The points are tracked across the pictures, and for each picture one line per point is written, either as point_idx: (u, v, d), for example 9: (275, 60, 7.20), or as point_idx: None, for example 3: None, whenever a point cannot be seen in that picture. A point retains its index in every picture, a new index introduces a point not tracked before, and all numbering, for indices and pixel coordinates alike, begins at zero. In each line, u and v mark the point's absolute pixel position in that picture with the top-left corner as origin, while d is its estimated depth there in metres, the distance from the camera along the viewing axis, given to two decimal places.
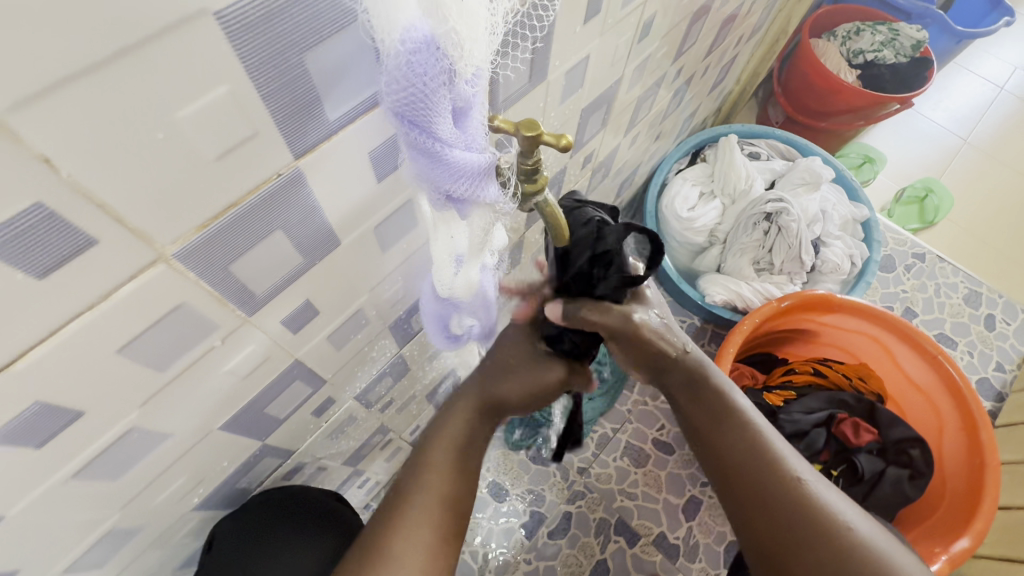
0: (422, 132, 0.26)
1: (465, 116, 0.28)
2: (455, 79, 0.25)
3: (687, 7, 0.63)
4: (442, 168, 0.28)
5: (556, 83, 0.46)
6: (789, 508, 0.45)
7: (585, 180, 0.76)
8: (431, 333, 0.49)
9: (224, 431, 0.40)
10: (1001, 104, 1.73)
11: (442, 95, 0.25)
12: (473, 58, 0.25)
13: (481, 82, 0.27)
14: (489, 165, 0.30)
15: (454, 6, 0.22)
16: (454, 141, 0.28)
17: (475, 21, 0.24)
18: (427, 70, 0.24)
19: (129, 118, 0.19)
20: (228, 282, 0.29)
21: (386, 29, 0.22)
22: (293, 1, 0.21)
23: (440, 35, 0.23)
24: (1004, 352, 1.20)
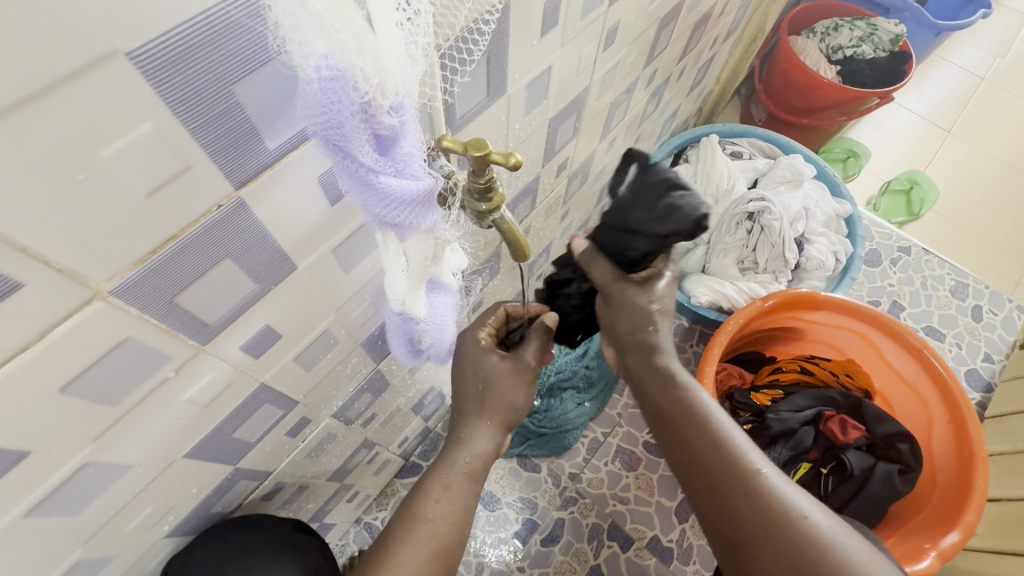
0: (342, 159, 0.26)
1: (394, 146, 0.28)
2: (373, 112, 0.25)
3: (654, 13, 0.63)
4: (373, 195, 0.28)
5: (517, 96, 0.46)
6: (746, 500, 0.45)
7: (562, 187, 0.76)
8: (394, 346, 0.49)
9: (191, 458, 0.40)
10: (983, 94, 1.74)
11: (358, 125, 0.25)
12: (391, 91, 0.25)
13: (408, 110, 0.27)
14: (427, 192, 0.30)
15: (357, 42, 0.22)
16: (382, 168, 0.28)
17: (388, 55, 0.24)
18: (342, 102, 0.24)
19: (48, 161, 0.19)
20: (177, 314, 0.29)
21: (302, 60, 0.22)
22: (215, 36, 0.21)
23: (350, 69, 0.23)
24: (992, 342, 1.21)
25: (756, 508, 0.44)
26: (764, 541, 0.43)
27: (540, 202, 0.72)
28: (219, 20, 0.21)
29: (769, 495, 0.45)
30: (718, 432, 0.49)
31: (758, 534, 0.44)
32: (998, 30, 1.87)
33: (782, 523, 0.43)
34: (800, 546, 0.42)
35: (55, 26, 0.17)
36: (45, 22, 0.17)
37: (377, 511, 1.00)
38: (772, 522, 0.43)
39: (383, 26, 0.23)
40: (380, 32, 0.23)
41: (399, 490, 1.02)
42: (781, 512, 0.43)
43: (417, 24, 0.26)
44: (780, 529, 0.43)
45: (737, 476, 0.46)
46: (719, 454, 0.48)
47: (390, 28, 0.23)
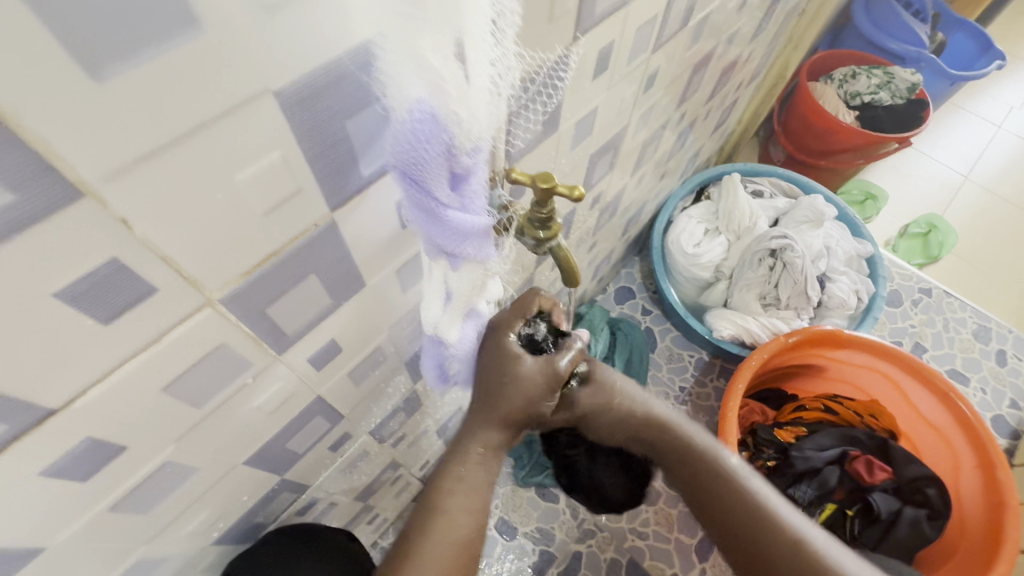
0: (417, 192, 0.29)
1: (464, 183, 0.31)
2: (454, 152, 0.28)
3: (690, 58, 0.66)
4: (437, 223, 0.31)
5: (566, 134, 0.50)
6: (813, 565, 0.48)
7: (593, 220, 0.79)
8: (423, 373, 0.48)
9: (248, 465, 0.41)
10: (1001, 143, 1.77)
11: (439, 163, 0.28)
12: (469, 137, 0.28)
13: (482, 154, 0.30)
14: (482, 227, 0.33)
15: (454, 92, 0.26)
16: (451, 202, 0.30)
17: (474, 106, 0.27)
18: (428, 140, 0.27)
19: (198, 183, 0.22)
20: (263, 323, 0.31)
21: (399, 100, 0.26)
22: (334, 83, 0.24)
23: (442, 113, 0.26)
24: (1017, 389, 1.20)
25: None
26: None
27: (573, 232, 0.75)
28: (340, 68, 0.24)
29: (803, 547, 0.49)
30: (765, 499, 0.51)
31: None
32: (1011, 81, 1.92)
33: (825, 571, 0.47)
34: None
35: (225, 70, 0.20)
36: (217, 69, 0.19)
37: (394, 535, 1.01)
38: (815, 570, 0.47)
39: (478, 78, 0.27)
40: (474, 86, 0.27)
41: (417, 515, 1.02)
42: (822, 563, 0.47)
43: (505, 81, 0.29)
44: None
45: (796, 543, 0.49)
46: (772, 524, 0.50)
47: (483, 81, 0.27)
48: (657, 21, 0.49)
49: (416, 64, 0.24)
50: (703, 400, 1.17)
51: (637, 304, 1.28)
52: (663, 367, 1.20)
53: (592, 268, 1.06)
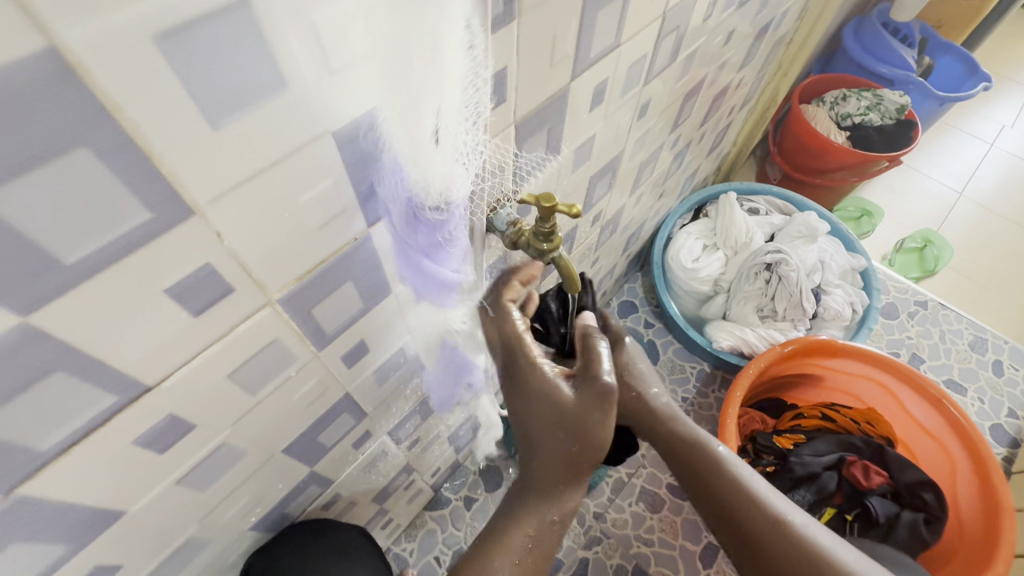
0: (393, 236, 0.38)
1: (433, 232, 0.39)
2: (432, 209, 0.37)
3: (680, 88, 0.73)
4: (420, 256, 0.40)
5: (566, 158, 0.55)
6: (784, 549, 0.52)
7: (594, 236, 0.85)
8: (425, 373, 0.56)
9: (284, 454, 0.46)
10: (993, 160, 1.82)
11: (422, 216, 0.37)
12: (435, 198, 0.36)
13: (453, 206, 0.38)
14: (452, 255, 0.42)
15: (429, 165, 0.34)
16: (430, 241, 0.39)
17: (445, 173, 0.35)
18: (413, 202, 0.36)
19: (271, 204, 0.27)
20: (309, 322, 0.37)
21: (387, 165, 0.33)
22: (353, 138, 0.29)
23: (422, 183, 0.35)
24: (1015, 398, 1.22)
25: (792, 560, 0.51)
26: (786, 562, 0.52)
27: (575, 247, 0.81)
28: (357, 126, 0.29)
29: (781, 520, 0.53)
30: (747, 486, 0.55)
31: (781, 556, 0.52)
32: (1001, 101, 1.98)
33: (799, 545, 0.51)
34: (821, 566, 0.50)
35: (300, 118, 0.25)
36: (294, 117, 0.25)
37: (406, 542, 1.04)
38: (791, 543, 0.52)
39: (446, 150, 0.34)
40: (444, 157, 0.35)
41: (428, 521, 1.06)
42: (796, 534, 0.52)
43: (469, 153, 0.37)
44: (797, 550, 0.51)
45: (769, 524, 0.53)
46: (749, 514, 0.54)
47: (451, 151, 0.35)
48: (646, 59, 0.56)
49: (404, 129, 0.31)
50: (705, 411, 1.21)
51: (640, 317, 1.33)
52: (665, 379, 1.24)
53: (595, 282, 1.11)
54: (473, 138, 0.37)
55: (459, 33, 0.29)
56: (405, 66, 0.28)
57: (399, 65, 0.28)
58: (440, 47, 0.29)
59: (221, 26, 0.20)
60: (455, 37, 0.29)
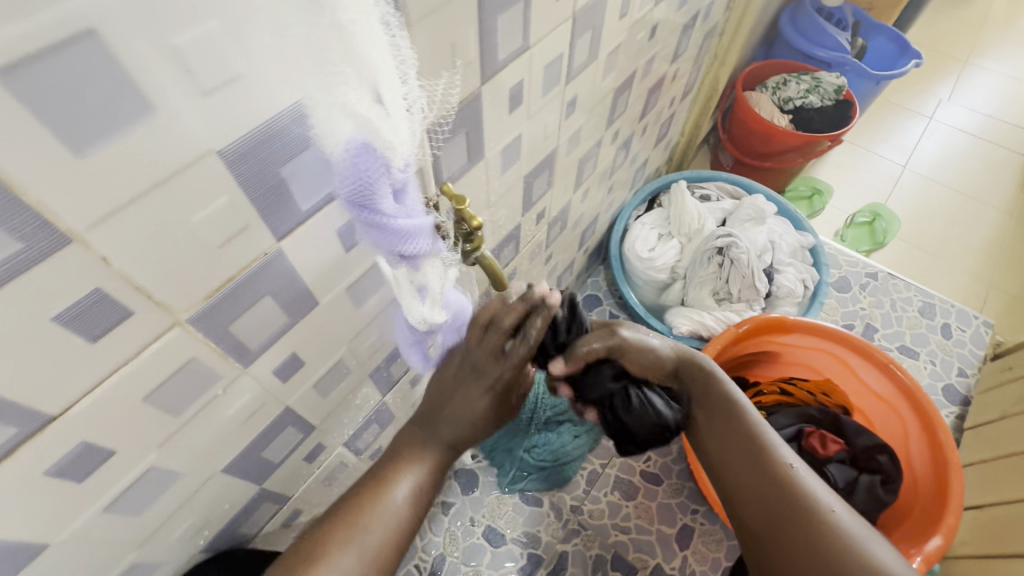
0: (367, 213, 0.34)
1: (404, 195, 0.36)
2: (390, 169, 0.34)
3: (609, 84, 0.75)
4: (388, 237, 0.36)
5: (493, 160, 0.57)
6: (773, 493, 0.55)
7: (542, 233, 0.87)
8: (409, 354, 0.54)
9: (226, 473, 0.47)
10: (932, 132, 1.90)
11: (383, 183, 0.34)
12: (398, 155, 0.33)
13: (410, 167, 0.35)
14: (426, 230, 0.39)
15: (380, 127, 0.31)
16: (397, 214, 0.36)
17: (398, 131, 0.32)
18: (370, 167, 0.32)
19: (160, 227, 0.28)
20: (229, 339, 0.37)
21: (339, 139, 0.32)
22: (266, 137, 0.30)
23: (375, 143, 0.32)
24: (964, 358, 1.27)
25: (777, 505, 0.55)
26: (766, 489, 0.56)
27: (523, 246, 0.82)
28: (276, 124, 0.30)
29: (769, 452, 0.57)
30: (754, 433, 0.58)
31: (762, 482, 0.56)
32: (937, 75, 2.06)
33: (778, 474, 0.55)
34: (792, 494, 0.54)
35: (176, 141, 0.26)
36: (168, 140, 0.26)
37: None
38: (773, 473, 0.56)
39: (396, 109, 0.32)
40: (394, 117, 0.32)
41: None
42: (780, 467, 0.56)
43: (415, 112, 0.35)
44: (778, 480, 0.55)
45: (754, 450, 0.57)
46: (750, 457, 0.57)
47: (399, 110, 0.32)
48: (563, 58, 0.57)
49: (339, 119, 0.31)
50: None
51: (604, 310, 1.35)
52: None
53: (554, 280, 1.13)
54: (413, 97, 0.35)
55: (373, 14, 0.27)
56: (325, 61, 0.28)
57: (311, 58, 0.28)
58: (358, 36, 0.27)
59: (65, 57, 0.20)
60: (371, 19, 0.27)
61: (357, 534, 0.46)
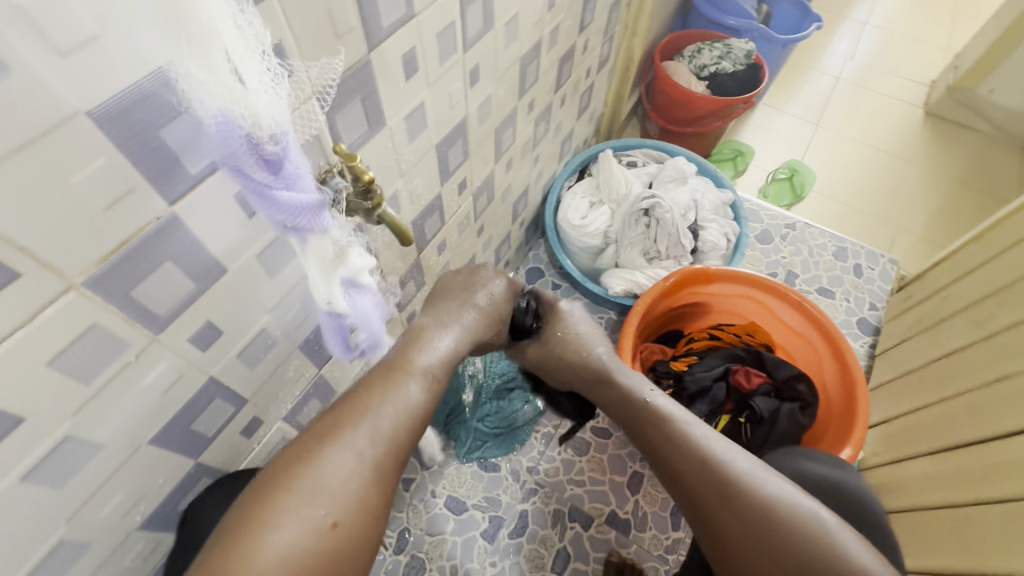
0: (245, 181, 0.38)
1: (281, 167, 0.39)
2: (257, 141, 0.36)
3: (513, 53, 0.78)
4: (270, 203, 0.40)
5: (397, 128, 0.59)
6: (703, 477, 0.58)
7: (467, 205, 0.90)
8: (331, 345, 0.61)
9: (154, 446, 0.48)
10: (840, 90, 2.03)
11: (248, 153, 0.36)
12: (264, 124, 0.35)
13: (286, 139, 0.38)
14: (312, 202, 0.43)
15: (237, 99, 0.33)
16: (274, 184, 0.39)
17: (257, 102, 0.34)
18: (233, 138, 0.35)
19: (36, 188, 0.29)
20: (134, 306, 0.39)
21: (203, 111, 0.34)
22: (135, 103, 0.32)
23: (237, 116, 0.34)
24: (875, 293, 1.39)
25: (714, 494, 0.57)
26: (699, 477, 0.58)
27: (448, 217, 0.85)
28: (142, 90, 0.32)
29: (693, 442, 0.60)
30: (677, 425, 0.62)
31: (695, 474, 0.58)
32: (843, 36, 2.20)
33: (706, 461, 0.58)
34: (721, 476, 0.57)
35: (38, 102, 0.27)
36: (29, 101, 0.27)
37: None
38: (702, 463, 0.58)
39: (252, 81, 0.34)
40: (251, 87, 0.34)
41: None
42: (704, 453, 0.59)
43: (279, 84, 0.37)
44: (707, 467, 0.58)
45: (681, 445, 0.61)
46: (685, 450, 0.60)
47: (256, 81, 0.34)
48: (455, 26, 0.60)
49: (200, 86, 0.33)
50: None
51: (547, 281, 1.40)
52: None
53: (491, 253, 1.17)
54: (275, 69, 0.36)
55: None
56: (175, 26, 0.30)
57: (163, 25, 0.30)
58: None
59: None
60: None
61: (365, 418, 0.49)
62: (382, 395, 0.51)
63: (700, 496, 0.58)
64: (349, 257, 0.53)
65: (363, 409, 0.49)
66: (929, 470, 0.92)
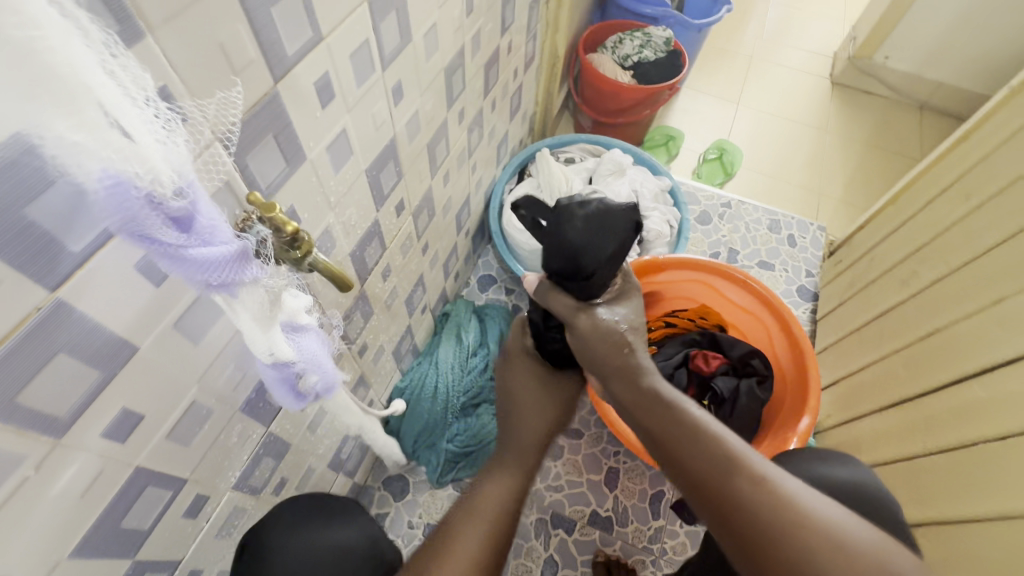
0: (151, 245, 0.32)
1: (192, 224, 0.34)
2: (158, 199, 0.31)
3: (436, 64, 0.74)
4: (187, 265, 0.34)
5: (320, 160, 0.54)
6: (709, 466, 0.49)
7: (408, 225, 0.85)
8: (279, 397, 0.53)
9: (77, 556, 0.42)
10: (755, 68, 2.12)
11: (150, 214, 0.31)
12: (166, 180, 0.30)
13: (191, 190, 0.33)
14: (237, 251, 0.37)
15: (125, 156, 0.28)
16: (186, 243, 0.34)
17: (154, 156, 0.30)
18: (128, 199, 0.30)
19: None
20: (25, 412, 0.33)
21: (83, 178, 0.28)
22: None
23: (129, 176, 0.29)
24: (810, 261, 1.47)
25: (739, 518, 0.46)
26: (708, 466, 0.50)
27: (390, 241, 0.81)
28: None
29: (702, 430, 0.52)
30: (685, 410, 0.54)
31: (702, 462, 0.50)
32: (751, 16, 2.29)
33: (718, 451, 0.50)
34: (734, 467, 0.49)
35: None
36: None
37: None
38: (714, 452, 0.50)
39: (140, 134, 0.29)
40: (140, 140, 0.29)
41: None
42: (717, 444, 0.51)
43: (175, 132, 0.32)
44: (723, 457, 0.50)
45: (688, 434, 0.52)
46: (699, 438, 0.52)
47: (146, 134, 0.29)
48: (370, 44, 0.56)
49: (74, 148, 0.27)
50: None
51: (500, 287, 1.37)
52: None
53: (440, 268, 1.13)
54: (165, 114, 0.31)
55: (63, 28, 0.24)
56: (32, 85, 0.24)
57: None
58: (54, 46, 0.23)
59: None
60: (61, 25, 0.24)
61: (455, 550, 0.53)
62: (466, 528, 0.55)
63: (710, 488, 0.49)
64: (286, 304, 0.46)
65: (480, 508, 0.57)
66: (878, 427, 0.97)
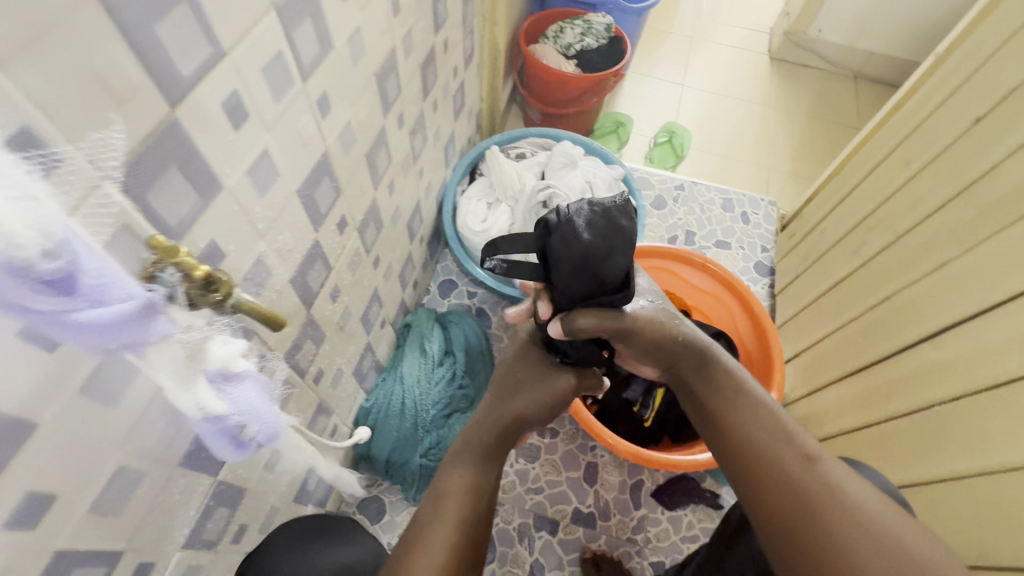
0: (23, 314, 0.28)
1: (74, 284, 0.30)
2: (26, 267, 0.27)
3: (365, 69, 0.70)
4: (74, 329, 0.31)
5: (239, 186, 0.50)
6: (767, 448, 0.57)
7: (354, 241, 0.81)
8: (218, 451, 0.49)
9: None
10: (696, 49, 2.14)
11: (20, 284, 0.27)
12: (30, 242, 0.27)
13: (66, 248, 0.29)
14: (133, 306, 0.34)
15: None
16: (69, 307, 0.30)
17: (11, 218, 0.26)
18: None
19: None
20: None
21: None
22: None
23: None
24: (764, 237, 1.49)
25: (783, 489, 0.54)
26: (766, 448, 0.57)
27: (335, 260, 0.76)
28: None
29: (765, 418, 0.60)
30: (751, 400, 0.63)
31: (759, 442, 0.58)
32: None
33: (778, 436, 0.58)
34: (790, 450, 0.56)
35: None
36: None
37: None
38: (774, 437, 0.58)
39: None
40: None
41: None
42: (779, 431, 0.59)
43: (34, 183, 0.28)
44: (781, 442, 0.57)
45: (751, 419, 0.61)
46: (761, 425, 0.60)
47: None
48: (285, 55, 0.51)
49: None
50: None
51: (461, 291, 1.34)
52: (503, 337, 1.29)
53: (395, 279, 1.08)
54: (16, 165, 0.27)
55: None
56: None
57: None
58: None
59: None
60: None
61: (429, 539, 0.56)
62: (434, 522, 0.57)
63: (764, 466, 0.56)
64: (209, 352, 0.42)
65: (451, 497, 0.59)
66: (841, 396, 1.00)
